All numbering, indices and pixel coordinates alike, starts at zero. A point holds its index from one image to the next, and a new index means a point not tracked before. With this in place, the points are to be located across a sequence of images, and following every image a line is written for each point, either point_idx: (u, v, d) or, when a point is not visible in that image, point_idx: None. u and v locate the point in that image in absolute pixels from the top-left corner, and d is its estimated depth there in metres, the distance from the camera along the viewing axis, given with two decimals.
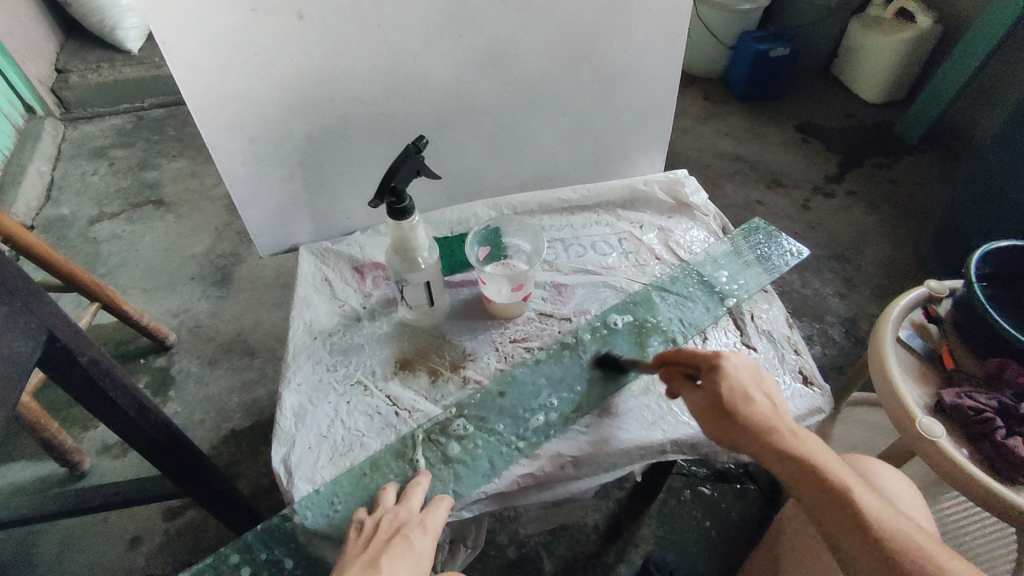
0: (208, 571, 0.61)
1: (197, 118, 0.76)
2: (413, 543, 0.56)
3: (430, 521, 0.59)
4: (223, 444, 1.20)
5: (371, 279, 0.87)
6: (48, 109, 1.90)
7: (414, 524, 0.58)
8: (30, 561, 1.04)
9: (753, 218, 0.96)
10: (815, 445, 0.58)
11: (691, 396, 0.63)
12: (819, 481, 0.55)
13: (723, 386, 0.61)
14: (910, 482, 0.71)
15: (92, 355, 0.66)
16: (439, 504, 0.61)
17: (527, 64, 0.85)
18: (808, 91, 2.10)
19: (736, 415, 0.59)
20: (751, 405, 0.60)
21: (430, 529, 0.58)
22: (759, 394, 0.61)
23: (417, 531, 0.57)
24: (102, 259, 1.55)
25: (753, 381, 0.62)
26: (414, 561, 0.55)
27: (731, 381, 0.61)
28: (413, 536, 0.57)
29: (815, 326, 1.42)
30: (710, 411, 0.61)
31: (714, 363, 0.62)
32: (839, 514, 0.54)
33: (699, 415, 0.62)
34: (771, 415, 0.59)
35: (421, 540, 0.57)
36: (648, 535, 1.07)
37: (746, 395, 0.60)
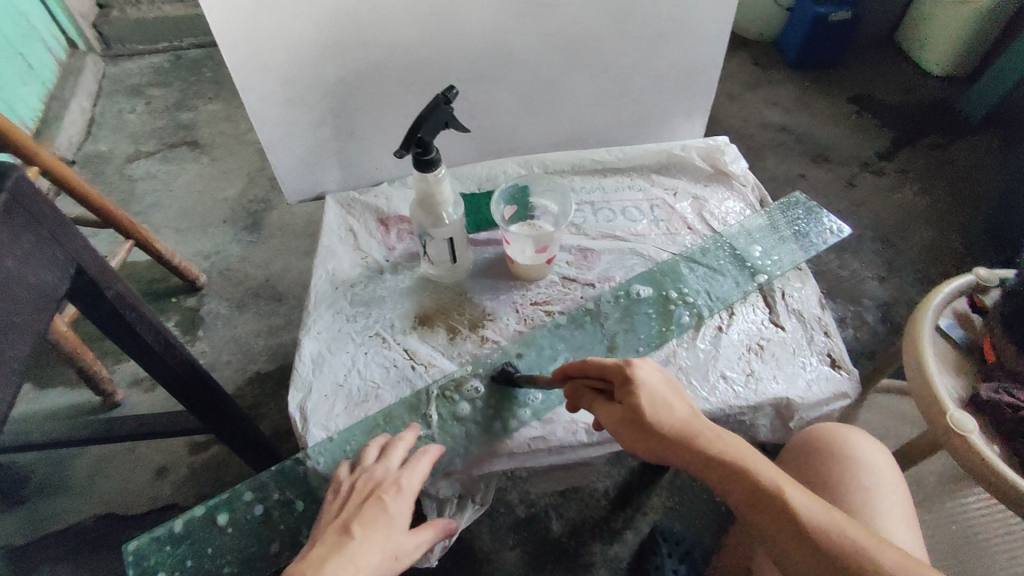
0: (223, 507, 0.63)
1: (227, 58, 0.74)
2: (387, 508, 0.55)
3: (407, 482, 0.58)
4: (247, 385, 1.24)
5: (396, 232, 0.86)
6: (89, 44, 1.91)
7: (388, 485, 0.58)
8: (65, 481, 1.11)
9: (793, 192, 0.92)
10: (745, 448, 0.55)
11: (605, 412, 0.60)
12: (748, 486, 0.52)
13: (638, 397, 0.57)
14: (886, 455, 0.68)
15: (117, 290, 0.66)
16: (418, 457, 0.60)
17: (572, 16, 0.81)
18: (868, 61, 1.97)
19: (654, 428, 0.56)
20: (665, 411, 0.57)
21: (405, 491, 0.57)
22: (678, 402, 0.58)
23: (391, 494, 0.57)
24: (137, 197, 1.58)
25: (668, 389, 0.59)
26: (387, 525, 0.54)
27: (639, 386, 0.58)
28: (388, 500, 0.56)
29: (848, 308, 1.38)
30: (628, 424, 0.58)
31: (625, 373, 0.59)
32: (776, 523, 0.50)
33: (617, 429, 0.59)
34: (689, 424, 0.57)
35: (393, 500, 0.56)
36: (658, 505, 1.08)
37: (661, 405, 0.57)
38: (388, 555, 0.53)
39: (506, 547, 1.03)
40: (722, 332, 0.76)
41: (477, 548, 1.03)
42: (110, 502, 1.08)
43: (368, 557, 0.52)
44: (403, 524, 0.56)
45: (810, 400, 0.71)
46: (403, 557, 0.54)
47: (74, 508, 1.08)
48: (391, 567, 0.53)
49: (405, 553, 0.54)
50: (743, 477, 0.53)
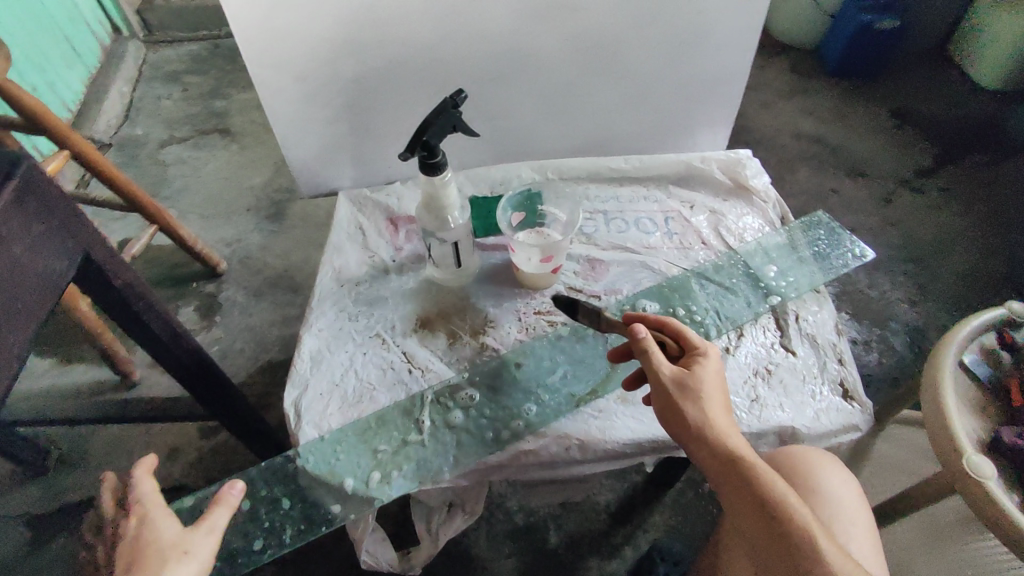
0: None
1: (244, 52, 0.75)
2: (138, 533, 0.49)
3: (144, 504, 0.52)
4: (259, 373, 1.26)
5: (405, 232, 0.86)
6: (132, 30, 1.97)
7: (133, 524, 0.50)
8: (80, 456, 1.14)
9: (814, 211, 0.89)
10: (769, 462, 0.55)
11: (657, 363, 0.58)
12: (770, 490, 0.52)
13: (707, 372, 0.57)
14: (850, 483, 0.63)
15: (127, 279, 0.68)
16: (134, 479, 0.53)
17: (591, 21, 0.79)
18: (915, 72, 1.89)
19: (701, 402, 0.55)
20: (717, 391, 0.57)
21: (149, 510, 0.51)
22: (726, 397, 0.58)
23: (130, 527, 0.50)
24: (167, 182, 1.62)
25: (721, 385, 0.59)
26: (151, 545, 0.48)
27: (707, 363, 0.58)
28: (133, 531, 0.50)
29: (875, 331, 1.32)
30: (680, 385, 0.56)
31: (700, 351, 0.59)
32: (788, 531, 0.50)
33: (662, 386, 0.57)
34: (732, 420, 0.56)
35: (152, 520, 0.50)
36: (660, 522, 1.05)
37: (718, 390, 0.57)
38: (177, 555, 0.48)
39: (502, 554, 1.02)
40: (729, 354, 0.74)
41: (472, 553, 1.02)
42: None
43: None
44: (173, 529, 0.50)
45: (817, 430, 0.68)
46: (195, 547, 0.49)
47: (87, 483, 1.11)
48: (187, 564, 0.48)
49: (196, 543, 0.50)
50: (767, 481, 0.52)
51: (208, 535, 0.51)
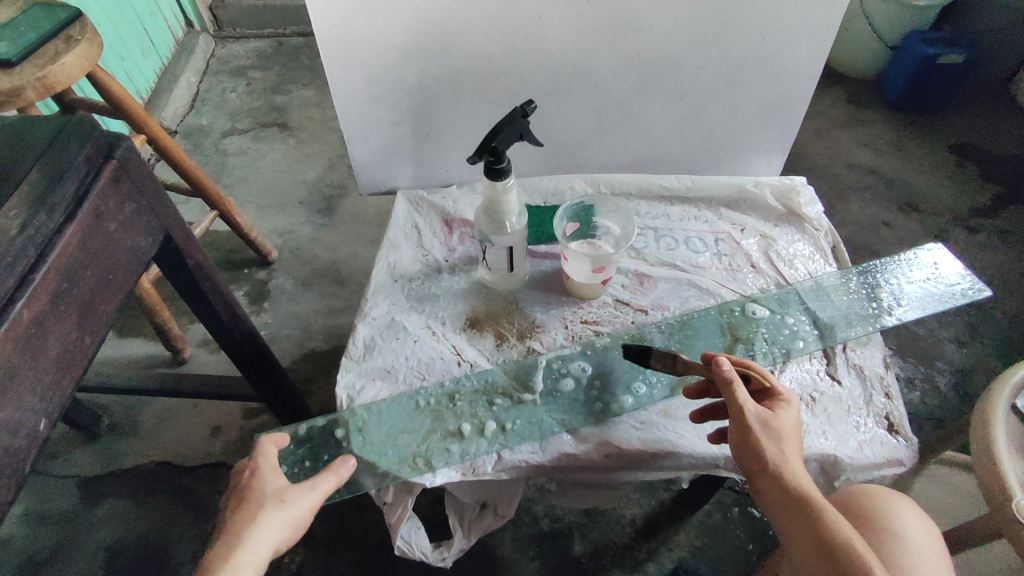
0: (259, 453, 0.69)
1: (322, 51, 0.79)
2: (249, 479, 0.54)
3: (258, 459, 0.57)
4: (302, 360, 1.30)
5: (459, 234, 0.89)
6: (204, 25, 2.07)
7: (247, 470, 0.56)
8: (130, 426, 1.19)
9: (929, 242, 0.88)
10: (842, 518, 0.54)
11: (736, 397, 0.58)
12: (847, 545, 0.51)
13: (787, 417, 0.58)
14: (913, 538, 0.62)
15: (198, 259, 0.72)
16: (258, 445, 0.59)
17: (654, 40, 0.80)
18: (976, 108, 1.85)
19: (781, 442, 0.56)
20: (792, 431, 0.57)
21: (260, 463, 0.56)
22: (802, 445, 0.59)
23: (245, 474, 0.56)
24: (227, 171, 1.69)
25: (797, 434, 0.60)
26: (255, 491, 0.53)
27: (786, 407, 0.59)
28: (246, 478, 0.55)
29: (918, 369, 1.30)
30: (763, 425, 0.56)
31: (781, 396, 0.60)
32: None
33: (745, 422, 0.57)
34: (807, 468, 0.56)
35: (264, 473, 0.55)
36: (685, 542, 1.05)
37: (796, 437, 0.57)
38: (274, 502, 0.52)
39: (526, 558, 1.03)
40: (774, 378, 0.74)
41: (497, 554, 1.03)
42: (166, 451, 1.16)
43: (246, 518, 0.50)
44: (279, 483, 0.54)
45: (861, 461, 0.68)
46: (293, 498, 0.52)
47: (135, 451, 1.16)
48: (282, 510, 0.51)
49: (293, 494, 0.53)
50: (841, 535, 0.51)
51: (306, 493, 0.53)
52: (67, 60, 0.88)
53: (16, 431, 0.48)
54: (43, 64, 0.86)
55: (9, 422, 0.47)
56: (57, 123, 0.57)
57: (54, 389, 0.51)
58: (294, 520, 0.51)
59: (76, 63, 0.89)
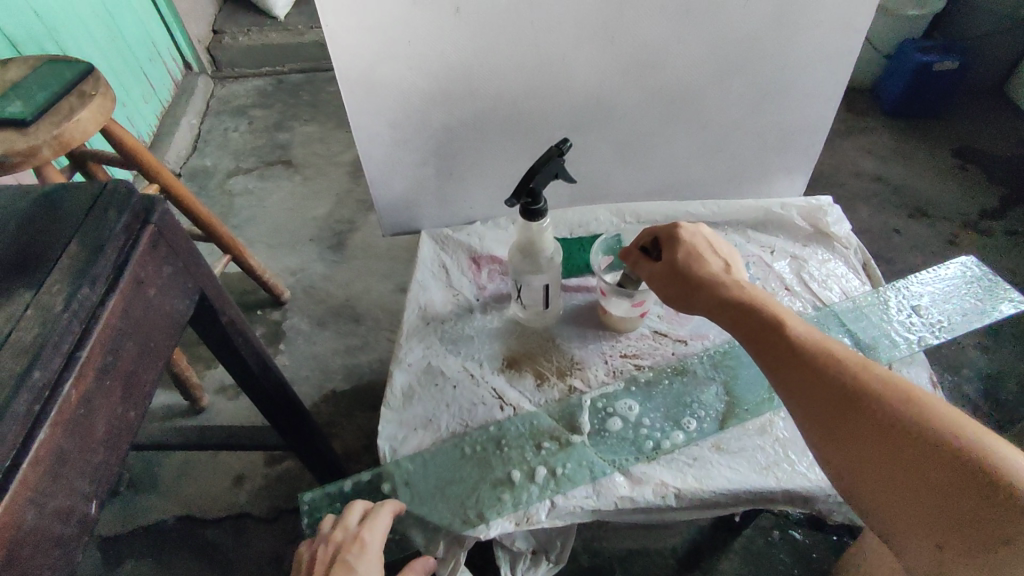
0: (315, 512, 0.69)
1: (346, 98, 0.78)
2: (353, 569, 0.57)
3: (371, 538, 0.60)
4: (323, 402, 1.28)
5: (487, 271, 0.87)
6: (203, 66, 2.07)
7: (353, 544, 0.59)
8: (150, 479, 1.16)
9: (961, 255, 0.87)
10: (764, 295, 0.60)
11: (648, 267, 0.68)
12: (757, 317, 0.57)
13: (678, 249, 0.66)
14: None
15: (231, 316, 0.70)
16: (375, 515, 0.62)
17: (678, 71, 0.80)
18: (973, 111, 1.87)
19: (699, 283, 0.63)
20: (706, 266, 0.65)
21: (370, 548, 0.59)
22: (715, 257, 0.66)
23: (354, 550, 0.59)
24: (234, 211, 1.68)
25: (708, 247, 0.67)
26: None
27: (682, 235, 0.67)
28: (353, 561, 0.58)
29: (947, 378, 1.28)
30: (664, 273, 0.66)
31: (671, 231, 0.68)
32: (775, 350, 0.54)
33: (657, 280, 0.67)
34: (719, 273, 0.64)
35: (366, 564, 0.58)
36: (729, 570, 1.02)
37: (696, 257, 0.65)
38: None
39: None
40: None
41: None
42: (189, 504, 1.13)
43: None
44: None
45: None
46: None
47: (157, 506, 1.13)
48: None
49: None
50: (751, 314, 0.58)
51: None
52: (83, 116, 0.87)
53: (69, 518, 0.45)
54: (59, 122, 0.85)
55: (63, 507, 0.45)
56: (94, 191, 0.56)
57: (101, 468, 0.49)
58: None
59: (91, 119, 0.88)
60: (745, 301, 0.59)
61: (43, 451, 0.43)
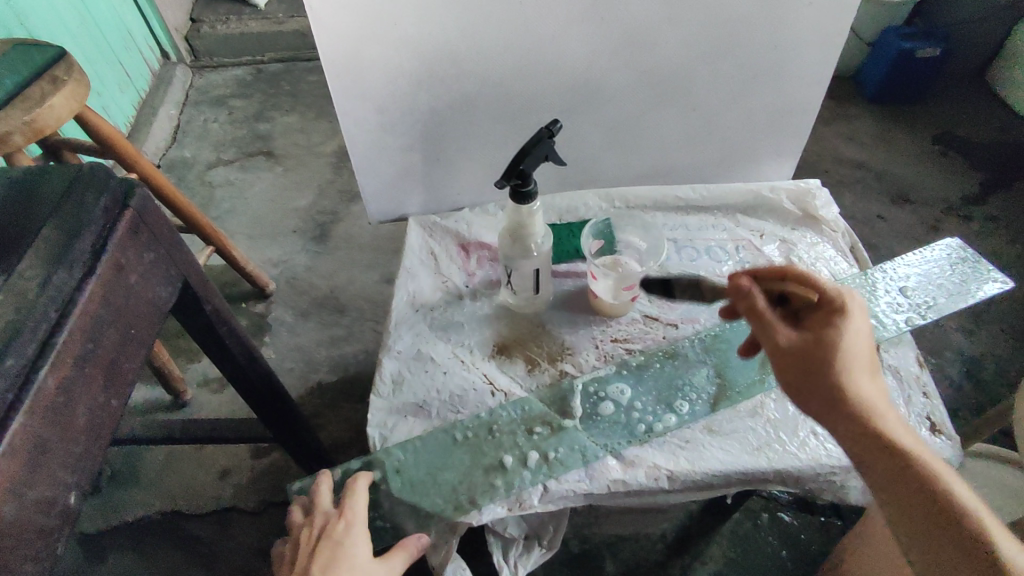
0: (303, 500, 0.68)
1: (331, 82, 0.77)
2: (342, 541, 0.56)
3: (354, 513, 0.59)
4: (310, 394, 1.26)
5: (476, 258, 0.86)
6: (180, 56, 2.02)
7: (337, 522, 0.58)
8: (132, 475, 1.14)
9: (945, 237, 0.88)
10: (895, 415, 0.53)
11: (782, 329, 0.58)
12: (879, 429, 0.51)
13: (829, 329, 0.56)
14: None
15: (216, 304, 0.68)
16: (352, 488, 0.61)
17: (667, 54, 0.80)
18: (952, 98, 1.89)
19: (835, 371, 0.54)
20: (849, 356, 0.55)
21: (356, 522, 0.58)
22: (868, 354, 0.56)
23: (339, 528, 0.58)
24: (215, 203, 1.65)
25: (868, 343, 0.56)
26: (346, 560, 0.55)
27: (844, 316, 0.57)
28: (341, 535, 0.57)
29: (929, 361, 1.30)
30: (796, 339, 0.57)
31: (837, 304, 0.58)
32: (884, 463, 0.50)
33: (776, 336, 0.58)
34: (863, 373, 0.55)
35: (353, 537, 0.57)
36: (718, 554, 1.03)
37: (852, 338, 0.56)
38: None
39: None
40: None
41: None
42: (174, 499, 1.11)
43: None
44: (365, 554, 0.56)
45: None
46: None
47: (141, 502, 1.11)
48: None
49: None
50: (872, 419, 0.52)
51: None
52: (56, 101, 0.84)
53: (50, 510, 0.44)
54: (30, 107, 0.82)
55: (43, 499, 0.43)
56: (70, 174, 0.54)
57: (83, 460, 0.47)
58: None
59: (65, 104, 0.85)
60: (869, 407, 0.52)
61: (21, 440, 0.42)
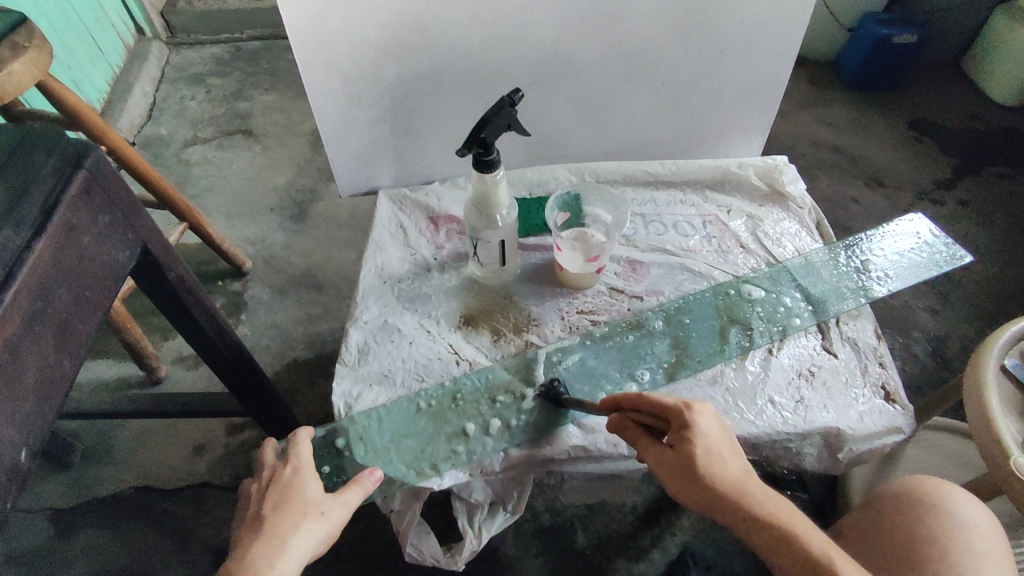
0: None
1: (297, 51, 0.76)
2: (291, 482, 0.57)
3: (300, 457, 0.59)
4: (285, 371, 1.26)
5: (445, 231, 0.87)
6: (156, 32, 1.99)
7: (283, 467, 0.58)
8: (106, 451, 1.14)
9: (910, 213, 0.89)
10: (786, 511, 0.55)
11: (653, 453, 0.58)
12: (788, 545, 0.53)
13: (695, 449, 0.56)
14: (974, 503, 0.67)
15: (178, 272, 0.68)
16: (295, 438, 0.61)
17: (635, 27, 0.80)
18: (930, 84, 1.91)
19: (716, 493, 0.55)
20: (725, 474, 0.55)
21: (303, 464, 0.59)
22: (730, 453, 0.57)
23: (286, 472, 0.58)
24: (192, 181, 1.63)
25: (724, 439, 0.58)
26: (298, 496, 0.56)
27: (699, 430, 0.57)
28: (290, 477, 0.57)
29: (897, 340, 1.33)
30: (679, 475, 0.56)
31: (684, 419, 0.57)
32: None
33: (666, 477, 0.57)
34: (743, 481, 0.56)
35: (302, 477, 0.57)
36: (686, 526, 1.05)
37: (719, 450, 0.56)
38: (316, 514, 0.55)
39: (529, 555, 1.02)
40: (772, 356, 0.74)
41: (499, 552, 1.02)
42: (147, 474, 1.12)
43: (292, 526, 0.53)
44: (316, 490, 0.57)
45: (861, 432, 0.68)
46: (331, 509, 0.56)
47: (114, 477, 1.11)
48: (322, 524, 0.55)
49: (333, 508, 0.56)
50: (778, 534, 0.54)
51: (343, 507, 0.56)
52: (16, 68, 0.83)
53: None
54: None
55: None
56: (22, 135, 0.53)
57: (32, 417, 0.48)
58: (333, 528, 0.55)
59: (24, 72, 0.84)
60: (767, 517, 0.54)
61: None
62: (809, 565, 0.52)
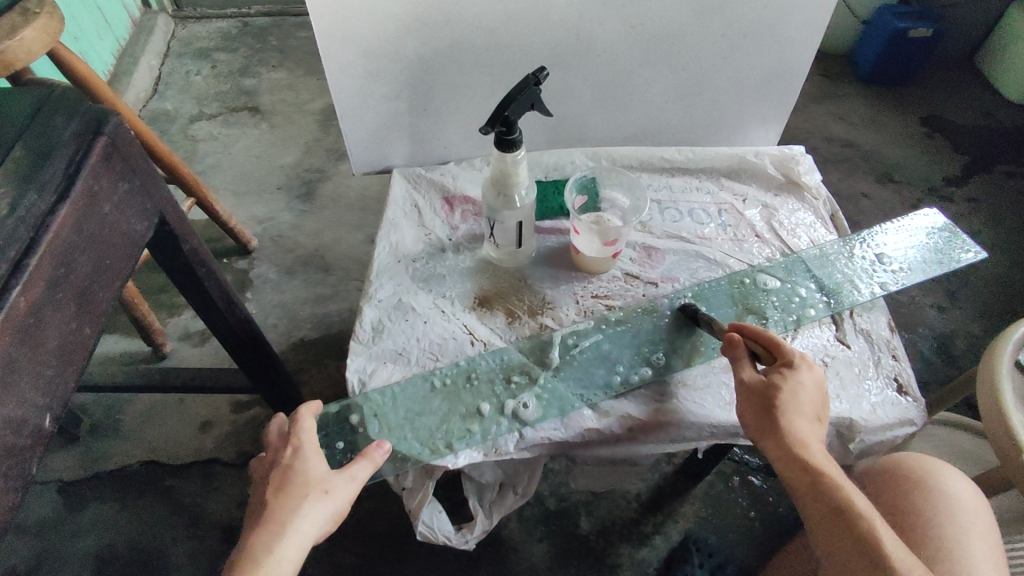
0: None
1: (315, 23, 0.75)
2: (292, 464, 0.56)
3: (300, 435, 0.58)
4: (292, 350, 1.26)
5: (460, 212, 0.86)
6: (163, 5, 1.96)
7: (285, 448, 0.57)
8: (112, 425, 1.14)
9: (926, 207, 0.89)
10: (845, 477, 0.56)
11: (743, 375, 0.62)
12: (834, 498, 0.54)
13: (784, 385, 0.58)
14: (967, 479, 0.67)
15: (194, 244, 0.67)
16: (295, 416, 0.60)
17: (659, 9, 0.79)
18: (943, 81, 1.90)
19: (784, 422, 0.57)
20: (802, 418, 0.57)
21: (303, 442, 0.58)
22: (818, 413, 0.59)
23: (287, 454, 0.57)
24: (199, 157, 1.62)
25: (817, 401, 0.59)
26: (300, 477, 0.54)
27: (800, 377, 0.59)
28: (290, 458, 0.56)
29: (904, 336, 1.33)
30: (759, 398, 0.59)
31: (790, 361, 0.60)
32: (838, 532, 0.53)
33: (745, 397, 0.60)
34: (815, 435, 0.57)
35: (303, 457, 0.56)
36: (690, 513, 1.06)
37: (809, 399, 0.59)
38: (319, 493, 0.54)
39: (534, 539, 1.02)
40: None
41: (505, 535, 1.02)
42: (153, 449, 1.12)
43: (293, 509, 0.52)
44: (319, 468, 0.56)
45: (875, 423, 0.68)
46: (336, 488, 0.54)
47: (120, 451, 1.11)
48: (326, 502, 0.54)
49: (337, 485, 0.55)
50: (826, 485, 0.54)
51: (349, 484, 0.55)
52: (27, 35, 0.81)
53: (19, 429, 0.44)
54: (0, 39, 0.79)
55: (12, 419, 0.44)
56: (42, 99, 0.52)
57: (53, 385, 0.48)
58: (340, 504, 0.54)
59: (36, 38, 0.83)
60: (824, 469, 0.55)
61: None
62: (850, 522, 0.53)
